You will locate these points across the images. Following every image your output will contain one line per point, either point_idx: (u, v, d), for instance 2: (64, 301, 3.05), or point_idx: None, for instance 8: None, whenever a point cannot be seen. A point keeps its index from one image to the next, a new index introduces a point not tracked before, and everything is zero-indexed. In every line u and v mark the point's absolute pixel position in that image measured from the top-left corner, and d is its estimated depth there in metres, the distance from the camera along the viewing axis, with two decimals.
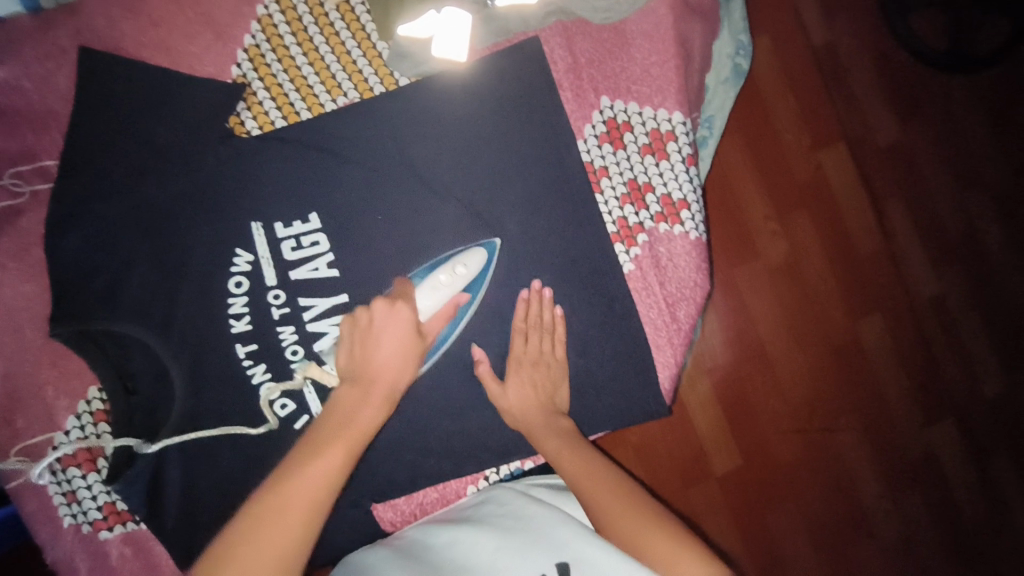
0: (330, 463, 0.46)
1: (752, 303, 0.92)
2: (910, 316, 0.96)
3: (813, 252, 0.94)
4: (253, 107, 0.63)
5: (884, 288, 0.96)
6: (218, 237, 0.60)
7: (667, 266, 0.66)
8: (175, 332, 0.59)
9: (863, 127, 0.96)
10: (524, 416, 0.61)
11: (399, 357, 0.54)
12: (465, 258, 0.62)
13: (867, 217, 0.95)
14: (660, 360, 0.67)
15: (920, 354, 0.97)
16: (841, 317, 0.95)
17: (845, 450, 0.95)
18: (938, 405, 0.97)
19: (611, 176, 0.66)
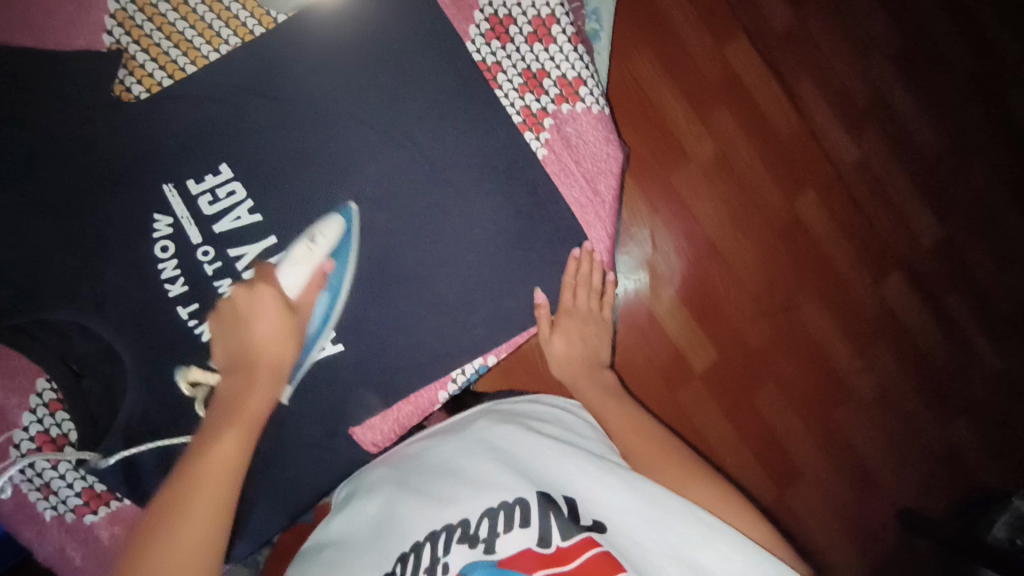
0: (228, 441, 0.50)
1: (697, 205, 1.19)
2: (838, 185, 1.26)
3: (739, 147, 1.19)
4: (134, 71, 0.63)
5: (801, 162, 1.23)
6: (130, 207, 0.62)
7: (578, 144, 0.68)
8: (110, 306, 0.61)
9: (759, 20, 1.22)
10: (570, 366, 0.69)
11: (273, 340, 0.58)
12: (321, 230, 0.64)
13: (778, 100, 1.22)
14: (594, 236, 0.70)
15: (844, 209, 1.26)
16: (779, 201, 1.22)
17: (805, 313, 1.24)
18: (863, 250, 1.27)
19: (505, 70, 0.67)
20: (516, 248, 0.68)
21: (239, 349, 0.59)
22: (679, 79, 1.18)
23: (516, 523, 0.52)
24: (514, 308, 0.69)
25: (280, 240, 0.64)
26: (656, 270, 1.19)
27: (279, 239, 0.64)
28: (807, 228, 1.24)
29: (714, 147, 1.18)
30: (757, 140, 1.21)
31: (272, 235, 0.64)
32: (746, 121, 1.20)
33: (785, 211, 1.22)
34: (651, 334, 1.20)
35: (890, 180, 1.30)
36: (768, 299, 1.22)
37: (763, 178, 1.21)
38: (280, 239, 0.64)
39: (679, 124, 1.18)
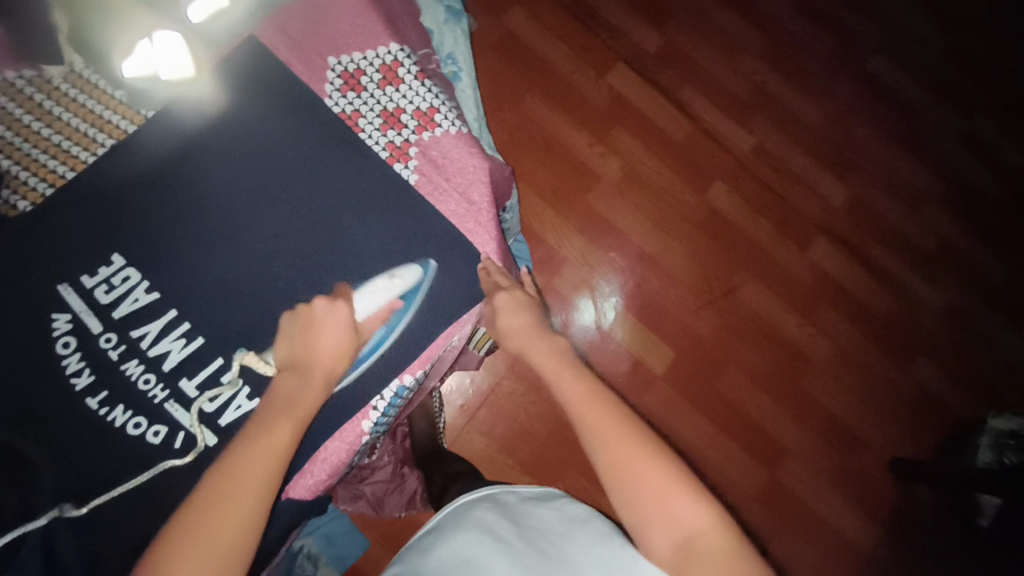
0: (281, 437, 0.54)
1: (621, 219, 1.25)
2: (743, 171, 1.31)
3: (643, 158, 1.28)
4: (19, 189, 0.67)
5: (707, 158, 1.30)
6: (23, 311, 0.63)
7: (445, 163, 0.75)
8: (15, 411, 0.61)
9: (632, 45, 1.33)
10: (517, 335, 0.70)
11: (339, 350, 0.62)
12: (400, 270, 0.70)
13: (667, 108, 1.31)
14: (479, 242, 0.74)
15: (758, 191, 1.31)
16: (692, 197, 1.28)
17: (748, 299, 1.26)
18: (788, 226, 1.31)
19: (365, 115, 0.74)
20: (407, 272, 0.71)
21: (305, 351, 0.61)
22: (571, 109, 1.27)
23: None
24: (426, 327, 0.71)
25: (181, 311, 0.66)
26: (594, 284, 1.22)
27: (181, 311, 0.66)
28: (727, 218, 1.28)
29: (619, 162, 1.27)
30: (658, 145, 1.29)
31: (173, 308, 0.66)
32: (642, 131, 1.29)
33: (702, 204, 1.28)
34: (604, 346, 1.21)
35: (790, 158, 1.34)
36: (708, 289, 1.25)
37: (672, 179, 1.28)
38: (181, 310, 0.66)
39: (582, 151, 1.26)
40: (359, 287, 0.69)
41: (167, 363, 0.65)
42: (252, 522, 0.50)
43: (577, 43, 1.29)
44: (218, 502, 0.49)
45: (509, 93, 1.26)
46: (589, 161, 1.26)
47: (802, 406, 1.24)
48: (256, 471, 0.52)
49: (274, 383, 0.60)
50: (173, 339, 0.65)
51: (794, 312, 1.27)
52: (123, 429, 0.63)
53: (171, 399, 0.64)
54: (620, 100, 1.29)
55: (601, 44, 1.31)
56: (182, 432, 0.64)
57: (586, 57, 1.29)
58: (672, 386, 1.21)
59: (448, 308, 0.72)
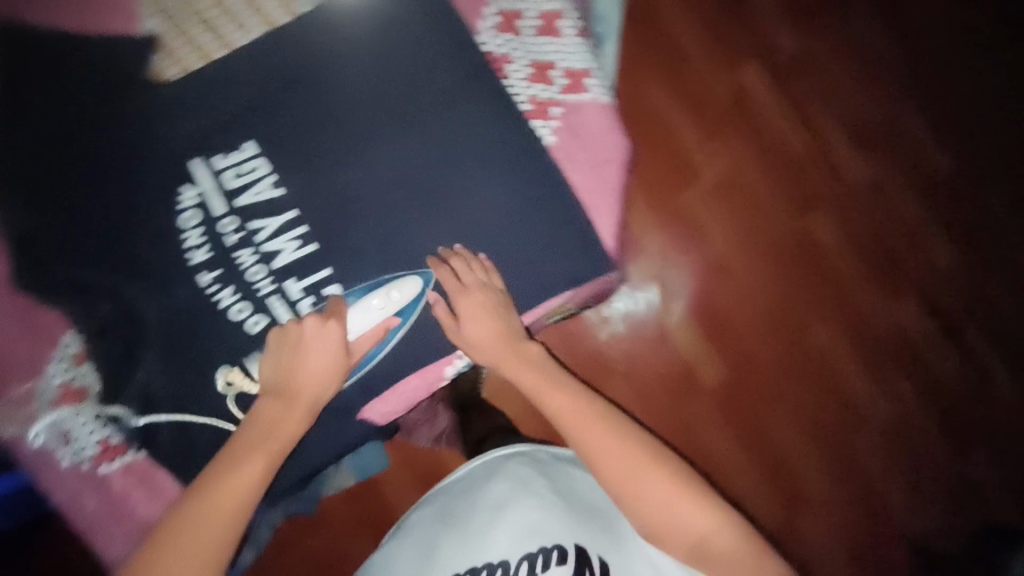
0: (255, 469, 0.59)
1: (712, 225, 1.18)
2: (845, 206, 1.21)
3: (753, 169, 1.20)
4: (171, 57, 0.69)
5: (821, 185, 1.21)
6: (157, 177, 0.65)
7: (584, 131, 0.72)
8: (133, 269, 0.64)
9: (775, 47, 1.23)
10: (480, 343, 0.67)
11: (326, 374, 0.63)
12: (397, 285, 0.68)
13: (793, 123, 1.22)
14: (598, 221, 0.73)
15: (860, 232, 1.21)
16: (795, 220, 1.20)
17: (818, 339, 1.19)
18: (886, 277, 1.20)
19: (514, 62, 0.72)
20: (519, 233, 0.70)
21: (288, 376, 0.63)
22: (692, 103, 1.20)
23: (553, 564, 0.60)
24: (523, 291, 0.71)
25: (301, 213, 0.68)
26: (667, 284, 1.17)
27: (300, 212, 0.68)
28: (821, 251, 1.20)
29: (731, 166, 1.20)
30: (774, 158, 1.21)
31: (294, 208, 0.67)
32: (760, 141, 1.21)
33: (801, 229, 1.20)
34: (660, 346, 1.16)
35: (912, 206, 1.22)
36: (780, 317, 1.18)
37: (776, 200, 1.20)
38: (301, 212, 0.68)
39: (694, 148, 1.19)
40: (354, 300, 0.67)
41: (278, 260, 0.67)
42: (223, 541, 0.55)
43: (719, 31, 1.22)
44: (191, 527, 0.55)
45: (638, 70, 1.20)
46: (696, 161, 1.19)
47: (836, 461, 1.16)
48: (233, 498, 0.57)
49: (256, 408, 0.63)
50: (288, 239, 0.67)
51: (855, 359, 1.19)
52: (227, 311, 0.65)
53: (275, 295, 0.66)
54: (746, 104, 1.21)
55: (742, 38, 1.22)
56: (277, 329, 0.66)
57: (718, 47, 1.21)
58: (717, 401, 1.16)
59: (548, 282, 0.70)
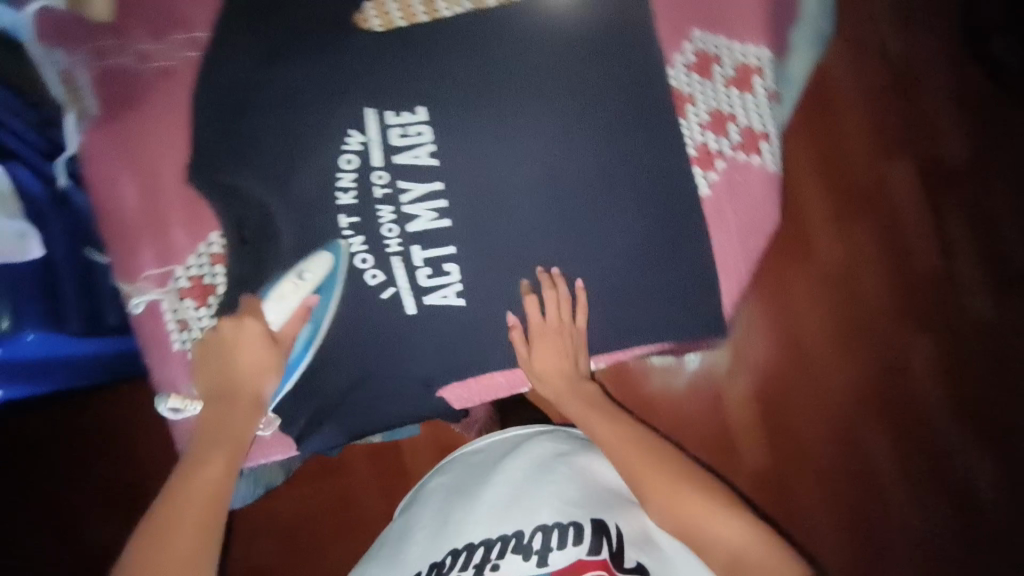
0: (216, 466, 0.56)
1: (799, 308, 0.98)
2: (965, 337, 0.97)
3: (867, 266, 0.98)
4: (379, 9, 0.72)
5: (940, 305, 0.98)
6: (333, 116, 0.68)
7: (742, 192, 0.71)
8: (288, 193, 0.68)
9: (934, 138, 0.99)
10: (547, 375, 0.70)
11: (258, 362, 0.63)
12: (308, 266, 0.67)
13: (927, 223, 0.99)
14: (726, 284, 0.71)
15: (962, 371, 0.97)
16: (894, 333, 0.97)
17: (879, 460, 0.97)
18: (985, 428, 0.96)
19: (695, 104, 0.70)
20: (644, 272, 0.69)
21: (222, 376, 0.63)
22: (825, 164, 0.99)
23: (569, 541, 0.59)
24: (631, 327, 0.70)
25: (446, 188, 0.69)
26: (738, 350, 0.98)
27: (446, 187, 0.69)
28: (913, 376, 0.97)
29: (843, 253, 0.98)
30: (893, 258, 0.98)
31: (441, 182, 0.69)
32: (884, 224, 0.98)
33: (897, 343, 0.97)
34: (706, 401, 0.98)
35: None
36: (840, 427, 0.97)
37: (886, 305, 0.98)
38: (447, 187, 0.69)
39: (812, 220, 0.98)
40: (265, 295, 0.66)
41: (413, 225, 0.69)
42: (208, 538, 0.51)
43: (877, 93, 0.99)
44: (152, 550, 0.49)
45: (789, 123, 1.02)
46: (809, 230, 0.98)
47: None
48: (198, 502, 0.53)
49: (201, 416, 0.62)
50: (428, 208, 0.69)
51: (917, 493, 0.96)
52: (353, 257, 0.68)
53: (399, 256, 0.69)
54: (881, 192, 0.99)
55: (911, 103, 0.99)
56: (391, 288, 0.69)
57: (892, 109, 0.99)
58: (749, 478, 0.98)
59: (658, 326, 0.70)
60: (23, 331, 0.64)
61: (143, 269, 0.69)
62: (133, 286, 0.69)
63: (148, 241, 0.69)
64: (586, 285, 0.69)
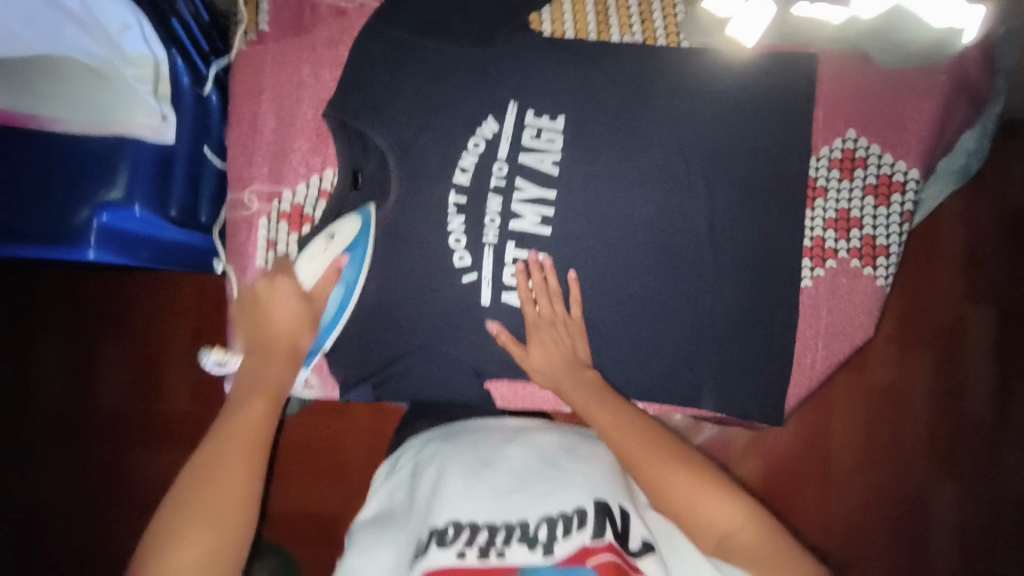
0: (256, 409, 0.63)
1: (844, 408, 1.10)
2: (984, 486, 1.10)
3: (916, 393, 1.11)
4: (554, 15, 0.74)
5: (971, 449, 1.10)
6: (477, 99, 0.69)
7: (842, 297, 0.70)
8: (409, 156, 0.69)
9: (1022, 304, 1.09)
10: (550, 371, 0.69)
11: (290, 321, 0.67)
12: (340, 225, 0.68)
13: (988, 380, 1.09)
14: (796, 380, 0.71)
15: (971, 511, 1.10)
16: (920, 459, 1.10)
17: (862, 551, 1.11)
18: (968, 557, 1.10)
19: (826, 199, 0.69)
20: (719, 341, 0.69)
21: (262, 333, 0.68)
22: (914, 297, 1.10)
23: (574, 529, 0.55)
24: (691, 391, 0.70)
25: (557, 199, 0.69)
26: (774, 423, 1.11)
27: (557, 198, 0.69)
28: (924, 499, 1.10)
29: (898, 375, 1.11)
30: (944, 393, 1.11)
31: (555, 192, 0.69)
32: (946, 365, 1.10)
33: (921, 471, 1.10)
34: (730, 451, 1.10)
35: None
36: (839, 514, 1.11)
37: (921, 433, 1.10)
38: (558, 198, 0.69)
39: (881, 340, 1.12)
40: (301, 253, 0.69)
41: (515, 223, 0.69)
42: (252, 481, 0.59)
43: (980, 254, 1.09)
44: (205, 485, 0.57)
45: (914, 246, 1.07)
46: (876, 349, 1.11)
47: None
48: (246, 446, 0.60)
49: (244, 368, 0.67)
50: (534, 212, 0.69)
51: None
52: (448, 234, 0.69)
53: (492, 248, 0.69)
54: (955, 336, 1.10)
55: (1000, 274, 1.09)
56: (473, 275, 0.69)
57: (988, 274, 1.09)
58: None
59: (717, 399, 0.69)
60: (133, 203, 0.68)
61: (250, 182, 0.70)
62: (239, 195, 0.70)
63: (264, 157, 0.70)
64: (631, 307, 0.69)
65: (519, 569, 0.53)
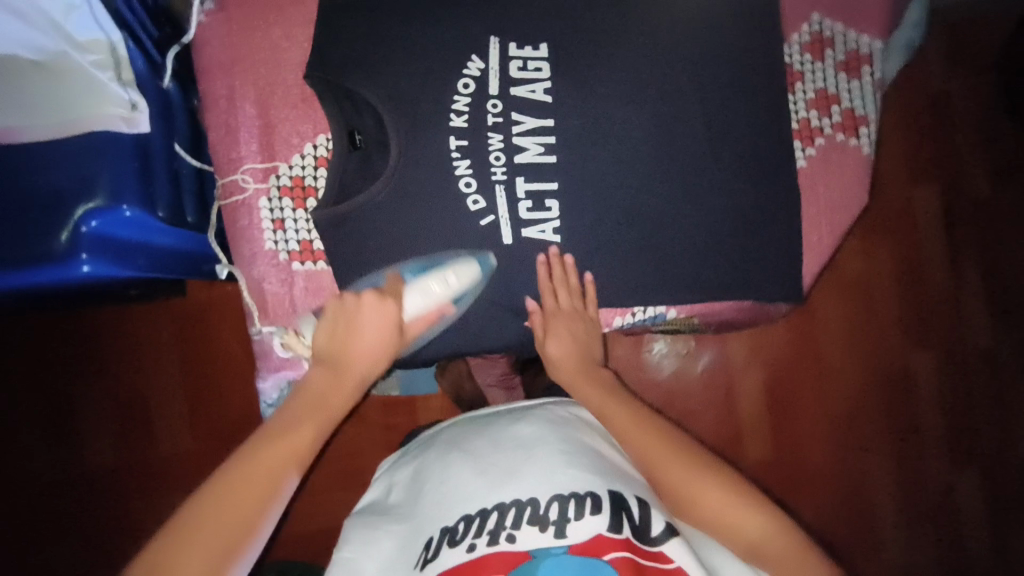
0: (302, 437, 0.63)
1: (826, 309, 1.19)
2: (959, 357, 1.20)
3: (885, 278, 1.20)
4: None
5: (941, 331, 1.20)
6: (457, 37, 0.69)
7: (835, 171, 0.74)
8: (400, 105, 0.67)
9: (958, 177, 1.20)
10: (564, 364, 0.75)
11: (378, 353, 0.69)
12: (457, 270, 0.68)
13: (942, 260, 1.20)
14: (808, 260, 0.75)
15: (959, 385, 1.20)
16: (899, 341, 1.20)
17: (869, 453, 1.19)
18: (965, 436, 1.20)
19: (804, 82, 0.74)
20: (736, 233, 0.71)
21: (341, 351, 0.69)
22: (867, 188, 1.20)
23: (589, 512, 0.59)
24: (717, 290, 0.72)
25: (555, 126, 0.69)
26: (762, 333, 1.19)
27: (555, 126, 0.69)
28: (914, 380, 1.20)
29: (866, 267, 1.20)
30: (908, 278, 1.20)
31: (552, 119, 0.69)
32: (905, 250, 1.20)
33: (901, 353, 1.20)
34: (723, 371, 1.18)
35: (1013, 389, 1.20)
36: (839, 419, 1.19)
37: (895, 319, 1.20)
38: (556, 125, 0.69)
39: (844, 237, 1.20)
40: (410, 280, 0.69)
41: (520, 156, 0.68)
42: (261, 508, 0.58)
43: (913, 133, 1.21)
44: (243, 483, 0.58)
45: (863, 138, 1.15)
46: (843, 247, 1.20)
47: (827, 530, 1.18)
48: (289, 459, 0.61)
49: (308, 375, 0.69)
50: (537, 143, 0.68)
51: (900, 476, 1.19)
52: (457, 180, 0.68)
53: (503, 185, 0.68)
54: (908, 219, 1.20)
55: (932, 150, 1.20)
56: (490, 216, 0.68)
57: (927, 148, 1.20)
58: (751, 439, 1.18)
59: (742, 291, 0.72)
60: (120, 203, 0.63)
61: (242, 162, 0.69)
62: (233, 177, 0.69)
63: (255, 136, 0.69)
64: (648, 218, 0.70)
65: (531, 553, 0.57)
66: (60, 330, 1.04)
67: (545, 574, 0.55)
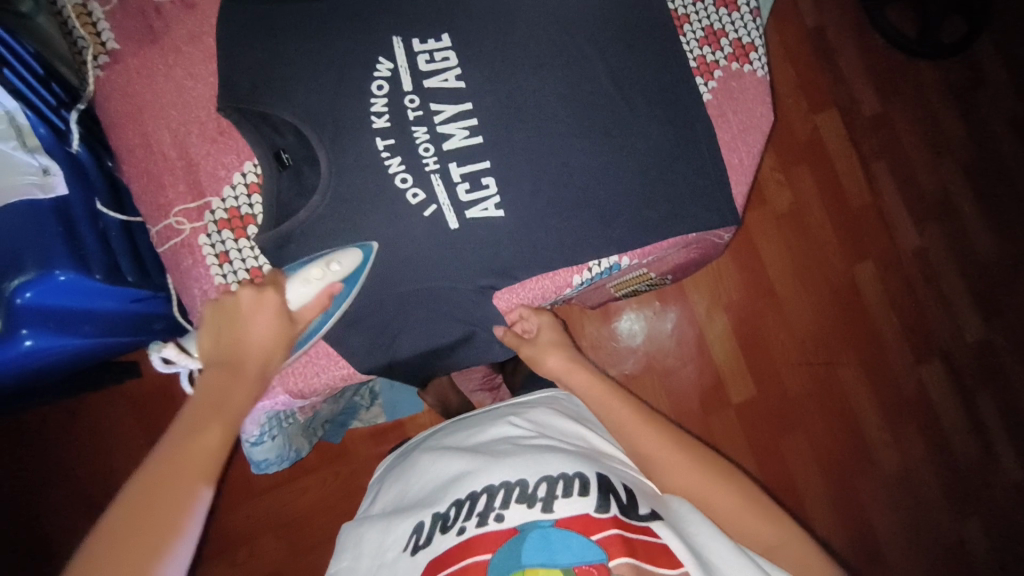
0: (212, 434, 0.57)
1: (765, 245, 1.25)
2: (896, 258, 1.29)
3: (811, 200, 1.27)
4: None
5: (873, 240, 1.29)
6: (358, 40, 0.70)
7: (739, 97, 0.80)
8: (318, 117, 0.68)
9: (851, 96, 1.31)
10: (552, 363, 0.80)
11: (270, 338, 0.65)
12: (339, 256, 0.67)
13: (858, 174, 1.29)
14: (735, 182, 0.80)
15: (903, 288, 1.29)
16: (839, 261, 1.27)
17: (841, 369, 1.26)
18: (922, 337, 1.28)
19: (691, 23, 0.80)
20: (664, 171, 0.75)
21: (230, 344, 0.64)
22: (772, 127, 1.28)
23: (575, 492, 0.59)
24: (663, 227, 0.75)
25: (474, 109, 0.71)
26: (716, 278, 1.24)
27: (474, 108, 0.71)
28: (862, 290, 1.27)
29: (790, 196, 1.27)
30: (830, 197, 1.28)
31: (470, 102, 0.71)
32: (822, 173, 1.28)
33: (844, 270, 1.27)
34: (688, 323, 1.23)
35: (945, 275, 1.30)
36: (806, 344, 1.25)
37: (830, 239, 1.27)
38: (475, 107, 0.71)
39: (764, 172, 1.27)
40: (293, 273, 0.68)
41: (448, 143, 0.69)
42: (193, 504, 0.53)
43: (802, 64, 1.30)
44: (150, 508, 0.51)
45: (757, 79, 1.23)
46: (762, 181, 1.27)
47: (819, 449, 1.23)
48: (199, 466, 0.55)
49: (200, 380, 0.62)
50: (460, 127, 0.70)
51: (870, 378, 1.26)
52: (392, 177, 0.68)
53: (438, 174, 0.69)
54: (818, 143, 1.29)
55: (823, 75, 1.30)
56: (433, 205, 0.69)
57: (817, 74, 1.30)
58: (731, 383, 1.22)
59: (686, 223, 0.76)
60: (52, 270, 0.61)
61: (172, 205, 0.69)
62: (168, 221, 0.69)
63: (180, 178, 0.70)
64: (581, 172, 0.73)
65: (519, 528, 0.57)
66: (10, 445, 1.01)
67: (532, 542, 0.55)
